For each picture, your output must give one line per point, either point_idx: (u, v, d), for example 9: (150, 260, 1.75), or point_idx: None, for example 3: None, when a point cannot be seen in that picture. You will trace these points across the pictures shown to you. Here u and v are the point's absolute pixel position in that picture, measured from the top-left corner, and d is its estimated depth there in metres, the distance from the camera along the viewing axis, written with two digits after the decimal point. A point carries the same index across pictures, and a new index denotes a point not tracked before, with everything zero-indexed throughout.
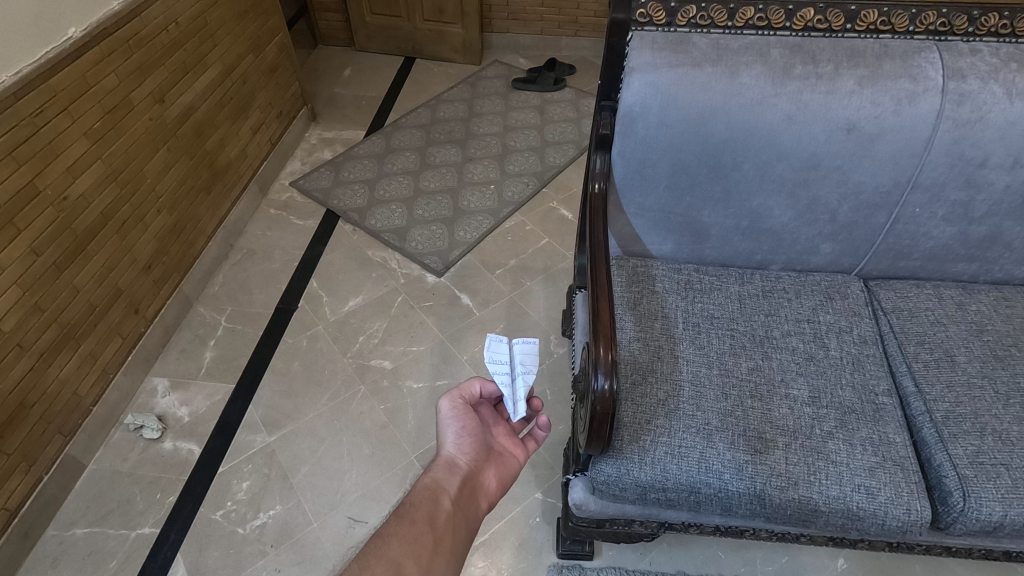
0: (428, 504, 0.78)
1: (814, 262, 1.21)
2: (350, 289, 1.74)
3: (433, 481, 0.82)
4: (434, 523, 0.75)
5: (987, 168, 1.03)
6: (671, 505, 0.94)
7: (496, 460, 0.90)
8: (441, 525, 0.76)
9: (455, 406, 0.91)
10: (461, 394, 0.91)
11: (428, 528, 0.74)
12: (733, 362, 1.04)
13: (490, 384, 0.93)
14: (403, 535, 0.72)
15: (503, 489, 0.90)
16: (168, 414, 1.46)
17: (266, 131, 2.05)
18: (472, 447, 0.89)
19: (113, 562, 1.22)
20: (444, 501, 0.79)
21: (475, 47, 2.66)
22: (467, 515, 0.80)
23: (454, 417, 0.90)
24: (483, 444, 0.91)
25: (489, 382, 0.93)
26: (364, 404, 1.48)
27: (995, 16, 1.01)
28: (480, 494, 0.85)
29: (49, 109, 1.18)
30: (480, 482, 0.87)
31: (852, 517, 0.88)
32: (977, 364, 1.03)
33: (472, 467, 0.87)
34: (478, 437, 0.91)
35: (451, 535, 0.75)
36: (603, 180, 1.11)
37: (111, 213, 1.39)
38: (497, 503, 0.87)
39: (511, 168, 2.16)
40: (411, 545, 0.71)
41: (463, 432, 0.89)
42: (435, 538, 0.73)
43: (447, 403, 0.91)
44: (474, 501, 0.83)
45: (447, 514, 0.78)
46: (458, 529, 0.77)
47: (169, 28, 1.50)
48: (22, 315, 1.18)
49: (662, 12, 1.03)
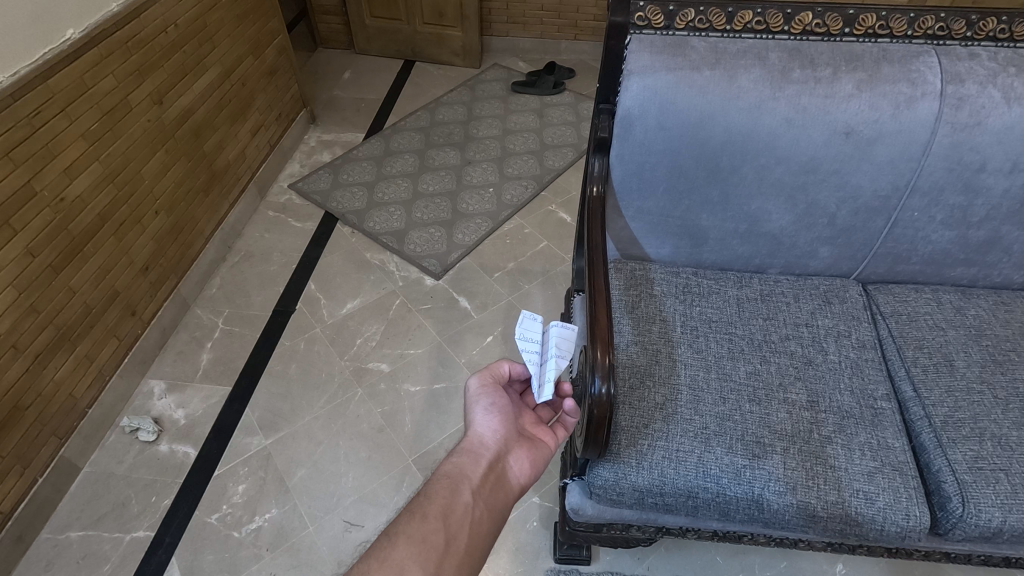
0: (444, 497, 0.74)
1: (813, 265, 1.21)
2: (348, 292, 1.74)
3: (456, 470, 0.79)
4: (447, 521, 0.71)
5: (985, 172, 1.03)
6: (669, 509, 0.93)
7: (527, 443, 0.88)
8: (456, 523, 0.72)
9: (484, 385, 0.90)
10: (491, 373, 0.91)
11: (440, 525, 0.70)
12: (732, 366, 1.03)
13: (519, 366, 0.92)
14: (412, 534, 0.68)
15: (537, 471, 0.87)
16: (164, 417, 1.45)
17: (265, 133, 2.05)
18: (515, 418, 0.90)
19: (107, 566, 1.21)
20: (463, 494, 0.76)
21: (475, 51, 2.67)
22: (488, 508, 0.77)
23: (485, 396, 0.89)
24: (514, 428, 0.88)
25: (518, 363, 0.93)
26: (361, 407, 1.47)
27: (993, 20, 1.01)
28: (509, 478, 0.83)
29: (46, 111, 1.18)
30: (504, 471, 0.83)
31: (851, 522, 0.87)
32: (976, 368, 1.03)
33: (498, 452, 0.83)
34: (510, 420, 0.88)
35: (468, 532, 0.72)
36: (602, 183, 1.10)
37: (108, 215, 1.38)
38: (530, 488, 0.85)
39: (510, 171, 2.16)
40: (418, 547, 0.67)
41: (495, 409, 0.88)
42: (449, 537, 0.70)
43: (475, 381, 0.90)
44: (502, 491, 0.81)
45: (462, 509, 0.74)
46: (477, 525, 0.74)
47: (168, 30, 1.50)
48: (17, 316, 1.17)
49: (660, 15, 1.02)
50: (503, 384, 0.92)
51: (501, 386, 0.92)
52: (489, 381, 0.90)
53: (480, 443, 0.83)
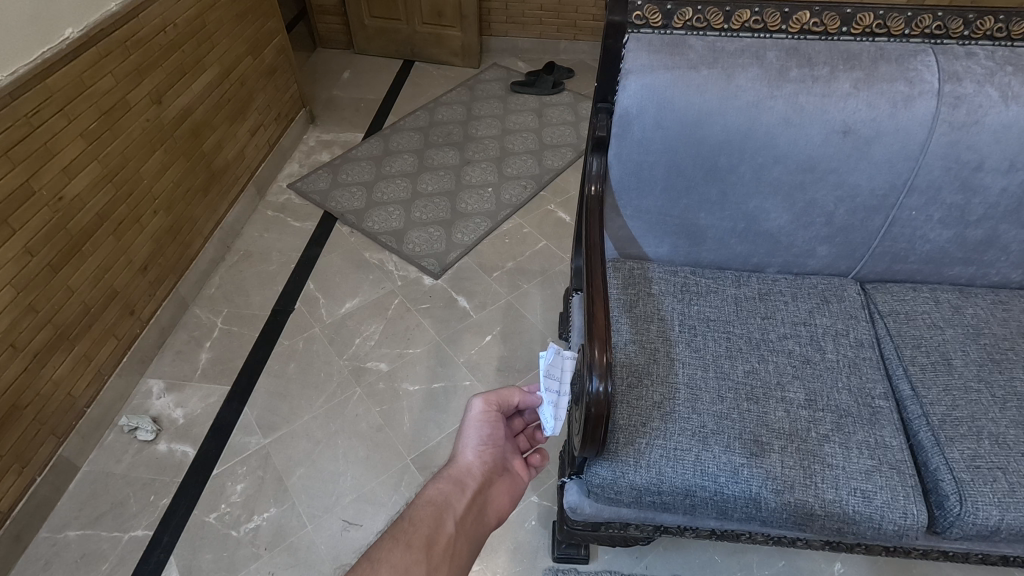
0: (430, 524, 0.75)
1: (811, 264, 1.21)
2: (347, 292, 1.74)
3: (441, 497, 0.80)
4: (431, 548, 0.72)
5: (983, 171, 1.03)
6: (666, 508, 0.93)
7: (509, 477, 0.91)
8: (439, 552, 0.73)
9: (481, 413, 0.91)
10: (489, 400, 0.92)
11: (425, 552, 0.71)
12: (730, 365, 1.03)
13: (519, 397, 0.94)
14: (397, 561, 0.68)
15: (511, 506, 0.90)
16: (162, 416, 1.45)
17: (263, 133, 2.05)
18: (502, 449, 0.92)
19: (105, 565, 1.21)
20: (447, 522, 0.77)
21: (474, 50, 2.67)
22: (470, 537, 0.78)
23: (479, 425, 0.90)
24: (499, 459, 0.90)
25: (517, 393, 0.94)
26: (360, 406, 1.47)
27: (990, 19, 1.01)
28: (488, 509, 0.85)
29: (45, 110, 1.18)
30: (487, 501, 0.85)
31: (848, 521, 0.88)
32: (974, 367, 1.03)
33: (483, 483, 0.86)
34: (497, 451, 0.90)
35: (449, 562, 0.73)
36: (600, 182, 1.11)
37: (106, 214, 1.38)
38: (505, 520, 0.87)
39: (509, 170, 2.16)
40: (403, 573, 0.67)
41: (485, 440, 0.90)
42: (431, 566, 0.70)
43: (474, 407, 0.91)
44: (481, 521, 0.83)
45: (446, 538, 0.75)
46: (458, 554, 0.75)
47: (166, 30, 1.50)
48: (15, 315, 1.17)
49: (657, 15, 1.03)
50: (502, 411, 0.93)
51: (499, 413, 0.93)
52: (490, 407, 0.91)
53: (466, 472, 0.85)
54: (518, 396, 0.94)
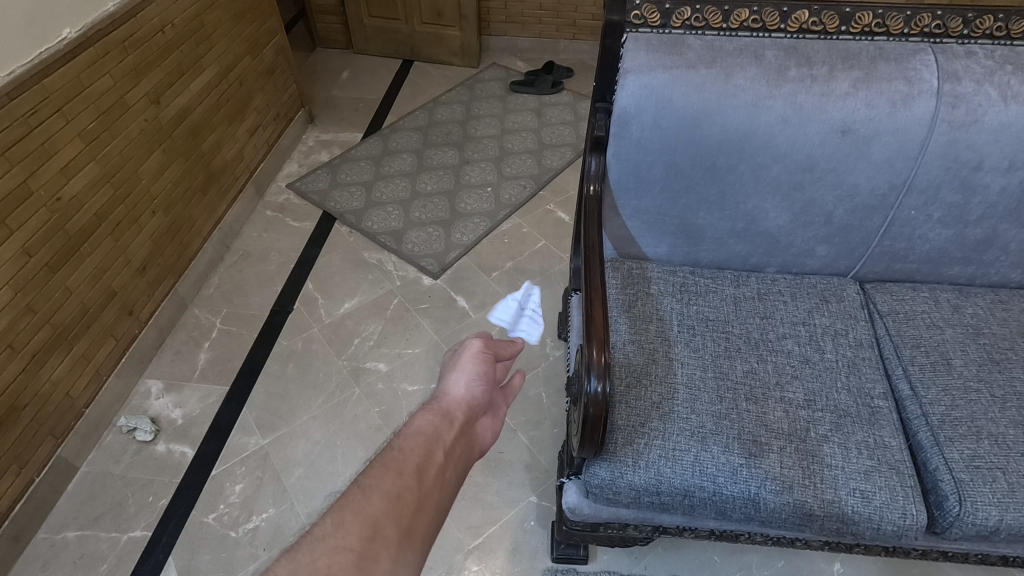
0: (417, 454, 0.64)
1: (810, 264, 1.21)
2: (346, 292, 1.74)
3: (429, 429, 0.69)
4: (422, 476, 0.62)
5: (982, 170, 1.03)
6: (665, 508, 0.93)
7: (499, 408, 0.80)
8: (430, 484, 0.62)
9: (474, 351, 0.81)
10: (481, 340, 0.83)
11: (414, 482, 0.61)
12: (728, 365, 1.03)
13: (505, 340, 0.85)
14: (384, 490, 0.59)
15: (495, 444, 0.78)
16: (161, 417, 1.45)
17: (262, 133, 2.05)
18: (493, 386, 0.80)
19: (104, 565, 1.21)
20: (437, 453, 0.66)
21: (473, 50, 2.67)
22: (461, 471, 0.68)
23: (471, 360, 0.80)
24: (491, 388, 0.80)
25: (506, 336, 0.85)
26: (359, 407, 1.47)
27: (990, 18, 1.01)
28: (477, 445, 0.74)
29: (43, 110, 1.18)
30: (473, 441, 0.73)
31: (847, 521, 0.88)
32: (974, 367, 1.02)
33: (474, 415, 0.75)
34: (487, 381, 0.79)
35: (442, 491, 0.63)
36: (598, 182, 1.11)
37: (105, 214, 1.38)
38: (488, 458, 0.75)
39: (508, 170, 2.16)
40: (392, 501, 0.58)
41: (475, 375, 0.78)
42: (423, 495, 0.60)
43: (469, 345, 0.82)
44: (470, 458, 0.71)
45: (437, 467, 0.64)
46: (449, 485, 0.64)
47: (165, 30, 1.50)
48: (14, 315, 1.17)
49: (656, 14, 1.03)
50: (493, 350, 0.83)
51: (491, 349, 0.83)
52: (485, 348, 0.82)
53: (454, 404, 0.74)
54: (512, 346, 0.86)
